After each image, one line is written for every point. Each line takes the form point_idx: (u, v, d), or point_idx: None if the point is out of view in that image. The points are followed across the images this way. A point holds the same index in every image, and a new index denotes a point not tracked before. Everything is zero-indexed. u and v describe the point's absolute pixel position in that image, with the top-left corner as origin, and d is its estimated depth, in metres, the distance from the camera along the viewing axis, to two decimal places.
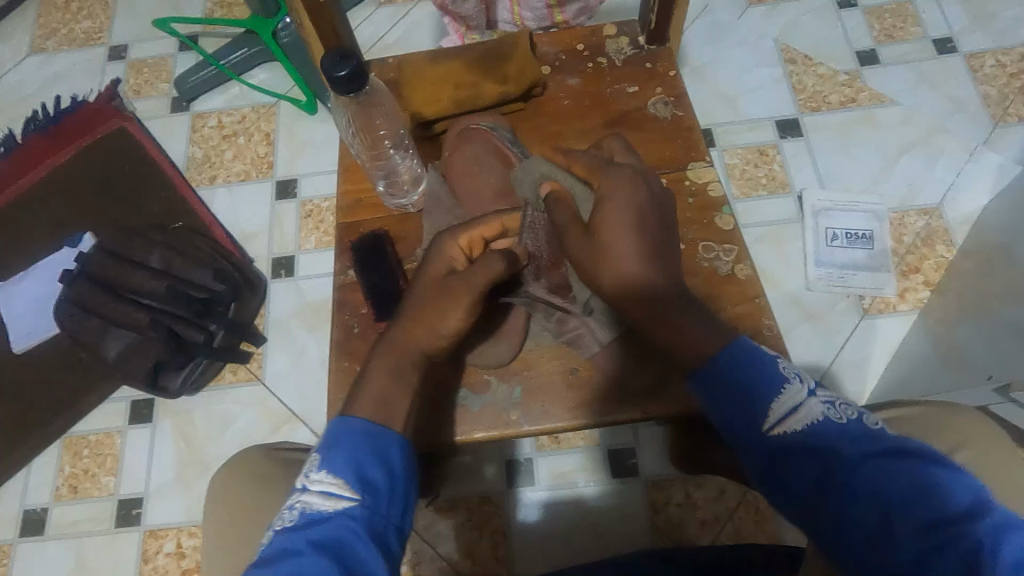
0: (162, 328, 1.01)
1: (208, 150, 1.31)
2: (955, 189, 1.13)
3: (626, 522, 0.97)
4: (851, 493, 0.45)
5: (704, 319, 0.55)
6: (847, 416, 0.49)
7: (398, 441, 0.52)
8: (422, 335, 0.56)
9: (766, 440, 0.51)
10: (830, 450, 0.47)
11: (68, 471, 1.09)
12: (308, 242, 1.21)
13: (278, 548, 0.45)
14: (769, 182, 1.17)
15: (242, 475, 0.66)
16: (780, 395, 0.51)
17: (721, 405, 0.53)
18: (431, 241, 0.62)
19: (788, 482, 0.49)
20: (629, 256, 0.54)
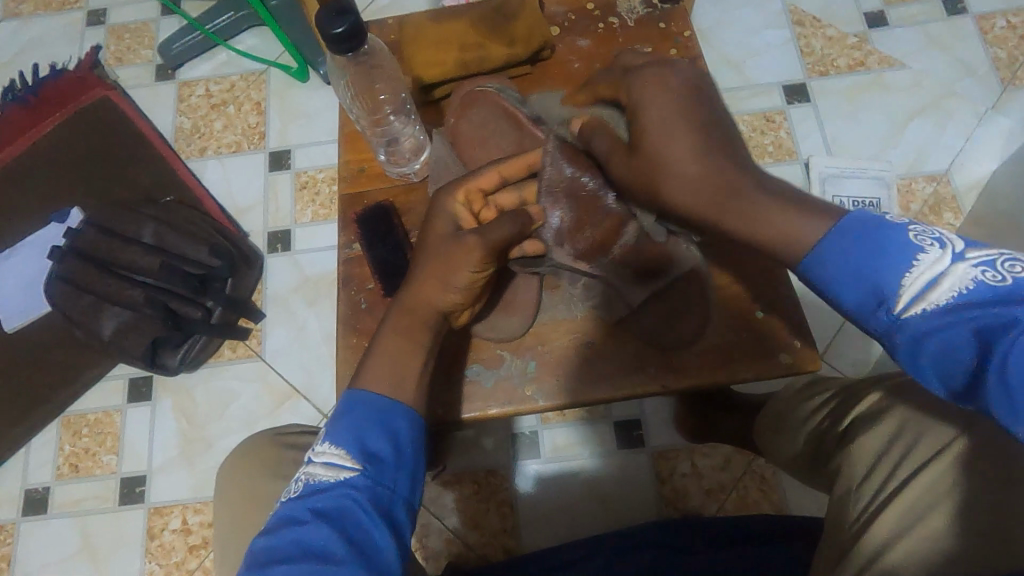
0: (158, 305, 1.00)
1: (196, 121, 1.26)
2: (964, 155, 1.11)
3: (633, 493, 0.97)
4: (1019, 354, 0.37)
5: (792, 198, 0.48)
6: (1012, 274, 0.39)
7: (405, 412, 0.50)
8: (432, 296, 0.55)
9: (903, 320, 0.42)
10: (999, 318, 0.38)
11: (68, 450, 1.08)
12: (304, 215, 1.18)
13: (282, 516, 0.45)
14: (776, 150, 1.15)
15: (249, 459, 0.66)
16: (915, 265, 0.42)
17: (835, 286, 0.45)
18: (429, 202, 0.59)
19: (947, 350, 0.40)
20: (683, 174, 0.52)
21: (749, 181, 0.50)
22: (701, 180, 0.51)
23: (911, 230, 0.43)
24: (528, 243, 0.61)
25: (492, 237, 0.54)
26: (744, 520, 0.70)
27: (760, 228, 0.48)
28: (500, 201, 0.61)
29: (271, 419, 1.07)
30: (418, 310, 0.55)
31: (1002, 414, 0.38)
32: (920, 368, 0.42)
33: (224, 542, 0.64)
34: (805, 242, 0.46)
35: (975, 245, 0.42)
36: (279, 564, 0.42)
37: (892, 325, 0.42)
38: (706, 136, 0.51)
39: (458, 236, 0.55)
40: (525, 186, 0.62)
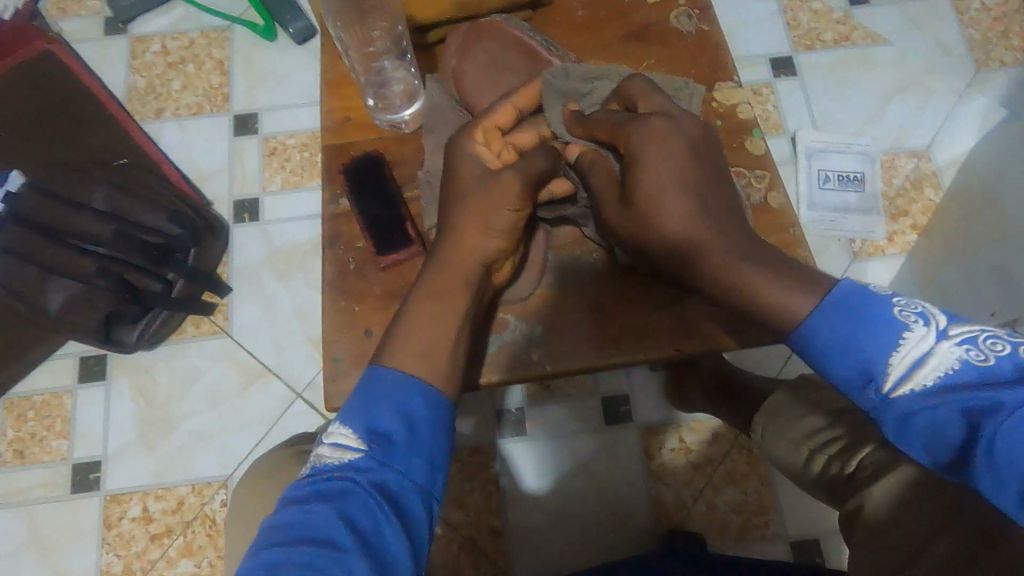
0: (111, 276, 0.90)
1: (151, 79, 1.16)
2: (944, 132, 1.12)
3: (623, 471, 0.96)
4: (1005, 440, 0.37)
5: (779, 266, 0.45)
6: (994, 353, 0.39)
7: (422, 387, 0.46)
8: (471, 244, 0.52)
9: (890, 401, 0.40)
10: (983, 400, 0.38)
11: (11, 434, 0.99)
12: (273, 183, 1.10)
13: (285, 498, 0.42)
14: (763, 123, 1.13)
15: (264, 470, 0.63)
16: (900, 343, 0.41)
17: (823, 361, 0.43)
18: (447, 147, 0.56)
19: (938, 433, 0.39)
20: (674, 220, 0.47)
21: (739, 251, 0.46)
22: (694, 240, 0.47)
23: (893, 305, 0.42)
24: (556, 183, 0.58)
25: (527, 172, 0.53)
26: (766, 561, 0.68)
27: (751, 299, 0.45)
28: (518, 139, 0.57)
29: (240, 399, 1.01)
30: (458, 263, 0.51)
31: (991, 495, 0.38)
32: (910, 447, 0.41)
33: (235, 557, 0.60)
34: (792, 317, 0.43)
35: (951, 317, 0.41)
36: (275, 546, 0.39)
37: (882, 404, 0.41)
38: (695, 180, 0.48)
39: (493, 175, 0.52)
40: (539, 122, 0.59)
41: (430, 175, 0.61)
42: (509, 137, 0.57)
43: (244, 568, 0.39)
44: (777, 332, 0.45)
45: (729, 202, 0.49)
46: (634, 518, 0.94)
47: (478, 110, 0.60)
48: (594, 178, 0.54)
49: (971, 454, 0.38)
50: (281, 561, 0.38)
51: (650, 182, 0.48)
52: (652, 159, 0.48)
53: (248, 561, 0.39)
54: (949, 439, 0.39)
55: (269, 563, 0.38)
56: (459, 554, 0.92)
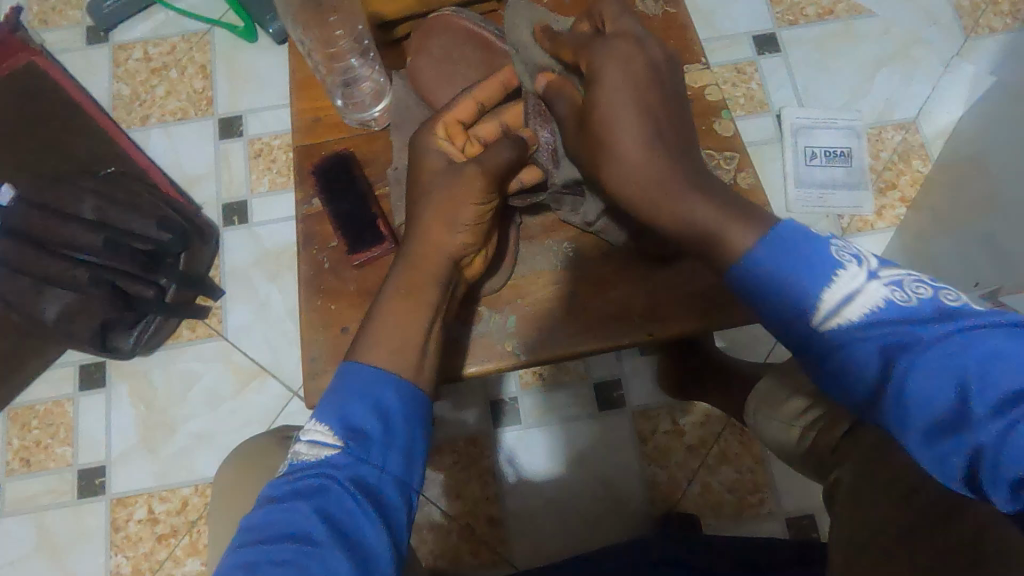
0: (106, 286, 0.91)
1: (135, 87, 1.17)
2: (931, 103, 1.11)
3: (616, 454, 0.97)
4: (917, 375, 0.35)
5: (727, 196, 0.43)
6: (917, 295, 0.36)
7: (396, 383, 0.47)
8: (439, 238, 0.53)
9: (817, 334, 0.39)
10: (904, 338, 0.36)
11: (17, 443, 1.01)
12: (261, 184, 1.11)
13: (262, 496, 0.42)
14: (747, 102, 1.13)
15: (244, 462, 0.60)
16: (831, 284, 0.38)
17: (759, 298, 0.40)
18: (410, 145, 0.58)
19: (851, 371, 0.38)
20: (625, 149, 0.44)
21: (680, 185, 0.44)
22: (641, 174, 0.44)
23: (832, 245, 0.39)
24: (526, 171, 0.58)
25: (491, 164, 0.53)
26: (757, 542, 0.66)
27: (691, 231, 0.43)
28: (482, 132, 0.58)
29: (238, 399, 1.02)
30: (428, 258, 0.53)
31: (896, 429, 0.37)
32: (825, 375, 0.40)
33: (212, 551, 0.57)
34: (733, 246, 0.41)
35: (885, 262, 0.39)
36: (251, 546, 0.39)
37: (809, 336, 0.39)
38: (650, 112, 0.45)
39: (457, 169, 0.53)
40: (504, 110, 0.59)
41: (398, 172, 0.62)
42: (472, 130, 0.58)
43: (219, 570, 0.38)
44: (719, 263, 0.42)
45: (682, 132, 0.46)
46: (628, 501, 0.94)
47: (439, 106, 0.61)
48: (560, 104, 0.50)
49: (881, 392, 0.37)
50: (259, 562, 0.38)
51: (600, 109, 0.45)
52: (608, 81, 0.45)
53: (224, 563, 0.39)
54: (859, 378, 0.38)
55: (246, 564, 0.38)
56: (458, 543, 0.93)
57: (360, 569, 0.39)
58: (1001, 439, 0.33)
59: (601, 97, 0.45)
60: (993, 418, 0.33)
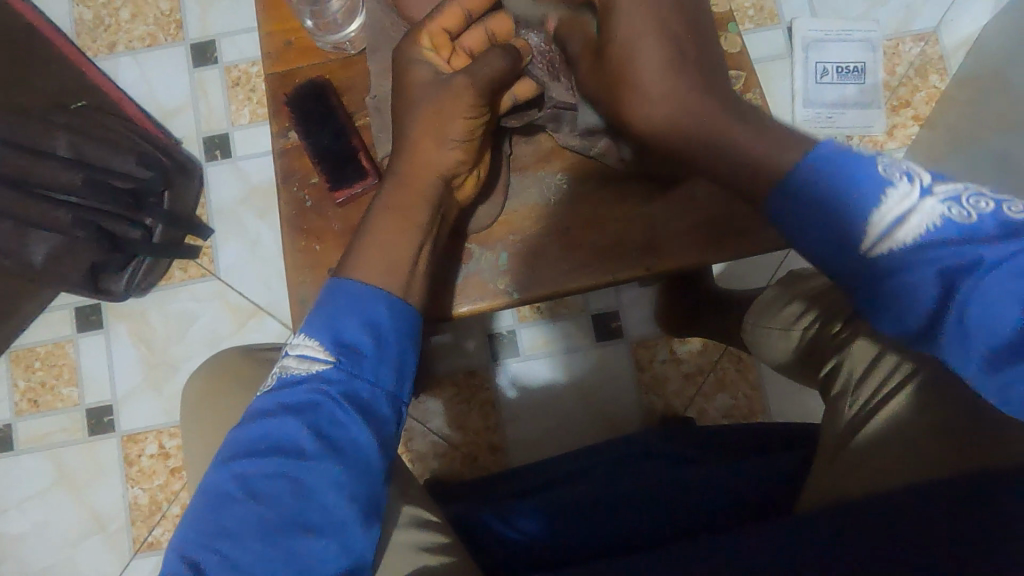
0: (90, 227, 0.88)
1: (98, 10, 1.09)
2: (954, 10, 1.03)
3: (613, 383, 0.98)
4: (979, 297, 0.35)
5: (761, 129, 0.43)
6: (976, 210, 0.37)
7: (389, 298, 0.44)
8: (430, 158, 0.50)
9: (867, 262, 0.39)
10: (963, 259, 0.36)
11: (23, 385, 1.03)
12: (241, 116, 1.05)
13: (253, 411, 0.42)
14: (756, 14, 1.05)
15: (212, 381, 0.54)
16: (882, 202, 0.39)
17: (803, 227, 0.41)
18: (393, 60, 0.54)
19: (906, 296, 0.38)
20: (652, 89, 0.47)
21: (705, 112, 0.45)
22: (670, 104, 0.46)
23: (880, 163, 0.40)
24: (519, 86, 0.54)
25: (481, 74, 0.48)
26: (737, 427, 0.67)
27: (731, 161, 0.44)
28: (469, 43, 0.53)
29: (236, 338, 1.02)
30: (418, 179, 0.50)
31: (951, 359, 0.37)
32: (886, 316, 0.40)
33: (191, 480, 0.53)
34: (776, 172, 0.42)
35: (943, 178, 0.39)
36: (242, 458, 0.40)
37: (859, 264, 0.40)
38: (675, 43, 0.47)
39: (445, 81, 0.50)
40: (493, 16, 0.53)
41: (377, 101, 0.58)
42: (458, 42, 0.53)
43: (212, 478, 0.40)
44: (760, 194, 0.43)
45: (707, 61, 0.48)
46: (625, 426, 0.97)
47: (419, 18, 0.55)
48: (572, 43, 0.53)
49: (939, 324, 0.37)
50: (250, 473, 0.39)
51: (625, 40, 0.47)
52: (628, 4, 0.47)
53: (216, 471, 0.40)
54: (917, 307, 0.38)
55: (239, 475, 0.39)
56: (460, 469, 0.97)
57: (353, 478, 0.39)
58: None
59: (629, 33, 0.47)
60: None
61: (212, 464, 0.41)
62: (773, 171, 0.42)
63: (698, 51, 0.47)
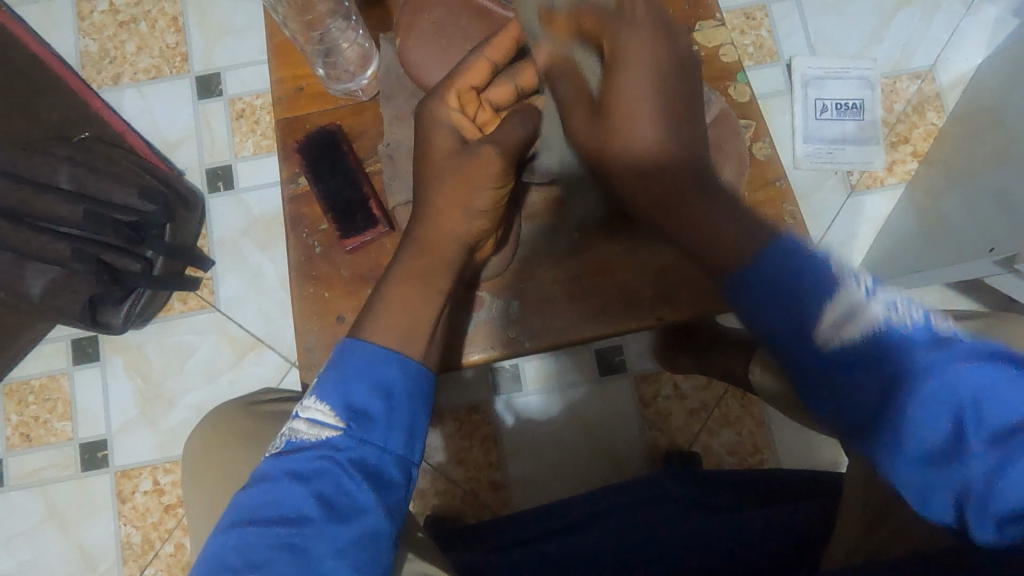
0: (88, 259, 0.85)
1: (103, 43, 1.09)
2: (949, 50, 1.05)
3: (618, 420, 0.97)
4: (917, 405, 0.37)
5: (728, 203, 0.45)
6: (912, 316, 0.39)
7: (400, 362, 0.44)
8: (451, 224, 0.50)
9: (818, 352, 0.40)
10: (904, 364, 0.38)
11: (15, 419, 1.01)
12: (245, 147, 1.05)
13: (258, 475, 0.40)
14: (756, 51, 1.07)
15: (218, 438, 0.53)
16: (829, 298, 0.40)
17: (765, 306, 0.42)
18: (419, 116, 0.54)
19: (856, 397, 0.39)
20: (646, 142, 0.46)
21: (684, 172, 0.46)
22: (656, 164, 0.46)
23: (829, 262, 0.42)
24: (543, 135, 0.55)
25: (507, 143, 0.50)
26: (748, 472, 0.66)
27: (699, 234, 0.44)
28: (495, 97, 0.55)
29: (234, 372, 1.01)
30: (440, 244, 0.49)
31: (891, 466, 0.39)
32: (823, 408, 0.41)
33: (198, 534, 0.52)
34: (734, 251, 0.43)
35: (881, 283, 0.41)
36: (245, 525, 0.38)
37: (807, 349, 0.41)
38: (670, 107, 0.46)
39: (471, 150, 0.50)
40: (517, 68, 0.55)
41: (391, 148, 0.59)
42: (483, 96, 0.55)
43: (213, 545, 0.38)
44: (717, 267, 0.44)
45: (699, 126, 0.48)
46: (630, 463, 0.95)
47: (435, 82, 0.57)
48: (563, 87, 0.50)
49: (877, 421, 0.39)
50: (251, 542, 0.37)
51: (628, 95, 0.45)
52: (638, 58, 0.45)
53: (216, 539, 0.38)
54: (863, 402, 0.39)
55: (240, 544, 0.37)
56: (462, 508, 0.95)
57: (360, 547, 0.38)
58: (987, 474, 0.35)
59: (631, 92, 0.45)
60: (982, 454, 0.36)
61: (215, 529, 0.40)
62: (747, 244, 0.43)
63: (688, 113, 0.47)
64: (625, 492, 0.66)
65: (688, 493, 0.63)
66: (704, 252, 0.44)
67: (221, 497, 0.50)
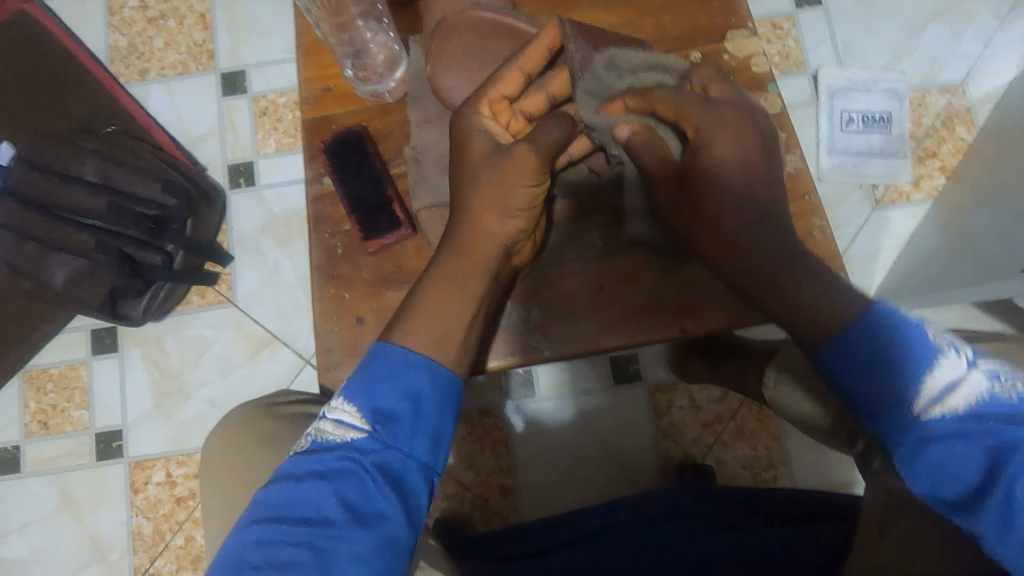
0: (110, 251, 0.87)
1: (132, 38, 1.11)
2: (981, 64, 1.03)
3: (631, 430, 0.96)
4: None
5: (813, 272, 0.48)
6: (1019, 392, 0.40)
7: (429, 366, 0.43)
8: (486, 225, 0.50)
9: (916, 423, 0.41)
10: (1011, 436, 0.38)
11: (34, 406, 1.02)
12: (267, 145, 1.06)
13: (283, 473, 0.40)
14: (782, 61, 1.05)
15: (238, 438, 0.53)
16: (930, 372, 0.42)
17: (852, 378, 0.44)
18: (453, 122, 0.54)
19: (953, 464, 0.39)
20: (729, 193, 0.49)
21: (767, 249, 0.48)
22: (747, 240, 0.49)
23: (928, 335, 0.43)
24: (574, 144, 0.55)
25: (542, 145, 0.50)
26: (764, 489, 0.65)
27: (794, 310, 0.47)
28: (528, 107, 0.54)
29: (249, 368, 1.02)
30: (474, 247, 0.49)
31: (995, 544, 0.37)
32: (924, 486, 0.40)
33: (214, 532, 0.52)
34: (834, 324, 0.45)
35: (986, 359, 0.42)
36: (267, 522, 0.38)
37: (905, 423, 0.42)
38: (754, 176, 0.50)
39: (507, 151, 0.50)
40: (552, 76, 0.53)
41: (416, 151, 0.60)
42: (516, 105, 0.54)
43: (235, 540, 0.38)
44: (808, 344, 0.46)
45: (778, 196, 0.51)
46: (642, 474, 0.94)
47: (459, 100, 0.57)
48: (646, 156, 0.52)
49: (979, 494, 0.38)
50: (272, 540, 0.38)
51: (714, 168, 0.50)
52: (723, 149, 0.49)
53: (238, 534, 0.39)
54: (961, 474, 0.39)
55: (261, 541, 0.38)
56: (471, 512, 0.94)
57: (379, 554, 0.38)
58: None
59: (715, 169, 0.50)
60: None
61: (237, 523, 0.40)
62: (836, 322, 0.45)
63: (770, 177, 0.50)
64: (639, 505, 0.66)
65: (702, 509, 0.62)
66: (796, 330, 0.47)
67: (239, 496, 0.50)
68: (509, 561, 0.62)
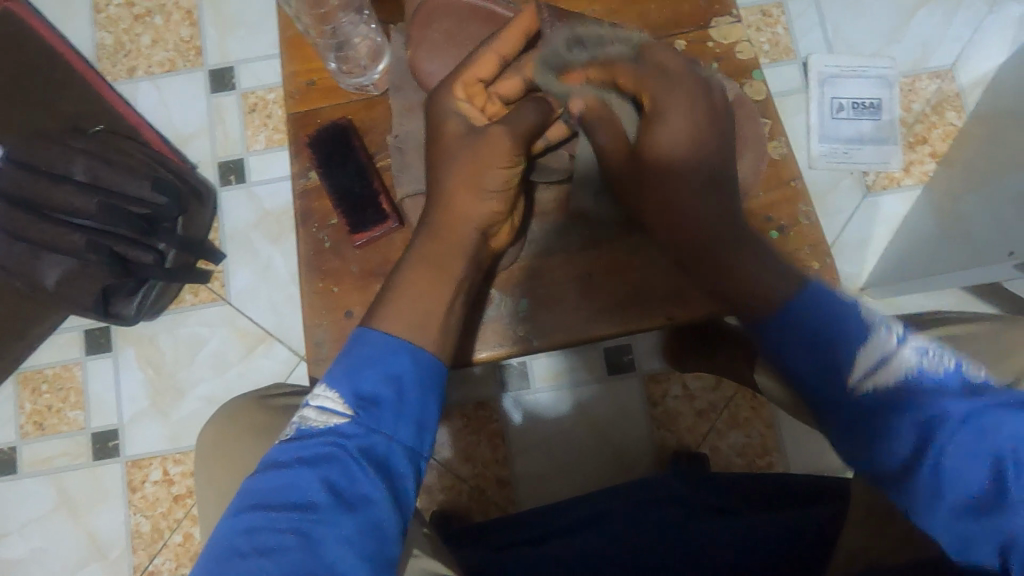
0: (102, 251, 0.85)
1: (119, 36, 1.10)
2: (970, 48, 1.03)
3: (625, 420, 0.96)
4: (952, 452, 0.39)
5: (757, 249, 0.49)
6: (943, 365, 0.42)
7: (410, 350, 0.44)
8: (465, 208, 0.50)
9: (851, 395, 0.43)
10: (938, 408, 0.40)
11: (29, 408, 1.02)
12: (257, 141, 1.06)
13: (269, 461, 0.41)
14: (772, 49, 1.05)
15: (229, 432, 0.53)
16: (864, 345, 0.43)
17: (787, 351, 0.45)
18: (428, 106, 0.54)
19: (885, 437, 0.41)
20: (679, 154, 0.50)
21: (706, 220, 0.50)
22: (700, 224, 0.50)
23: (862, 313, 0.45)
24: (552, 128, 0.55)
25: (519, 126, 0.50)
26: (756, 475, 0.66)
27: (736, 285, 0.48)
28: (505, 90, 0.53)
29: (243, 366, 1.02)
30: (453, 229, 0.49)
31: (925, 515, 0.39)
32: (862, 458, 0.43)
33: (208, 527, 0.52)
34: (772, 302, 0.46)
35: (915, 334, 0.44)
36: (253, 509, 0.38)
37: (842, 396, 0.43)
38: (704, 145, 0.50)
39: (483, 132, 0.50)
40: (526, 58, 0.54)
41: (400, 141, 0.59)
42: (492, 88, 0.53)
43: (222, 529, 0.38)
44: (750, 314, 0.48)
45: (727, 172, 0.52)
46: (637, 463, 0.95)
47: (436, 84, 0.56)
48: (601, 134, 0.52)
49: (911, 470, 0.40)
50: (260, 526, 0.38)
51: (663, 143, 0.50)
52: (676, 122, 0.50)
53: (225, 522, 0.39)
54: (893, 449, 0.41)
55: (248, 528, 0.38)
56: (468, 504, 0.95)
57: (365, 537, 0.38)
58: None
59: (664, 144, 0.50)
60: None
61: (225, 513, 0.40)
62: (774, 296, 0.46)
63: (720, 150, 0.51)
64: (632, 493, 0.66)
65: (695, 496, 0.63)
66: (739, 301, 0.48)
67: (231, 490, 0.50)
68: (503, 551, 0.62)
